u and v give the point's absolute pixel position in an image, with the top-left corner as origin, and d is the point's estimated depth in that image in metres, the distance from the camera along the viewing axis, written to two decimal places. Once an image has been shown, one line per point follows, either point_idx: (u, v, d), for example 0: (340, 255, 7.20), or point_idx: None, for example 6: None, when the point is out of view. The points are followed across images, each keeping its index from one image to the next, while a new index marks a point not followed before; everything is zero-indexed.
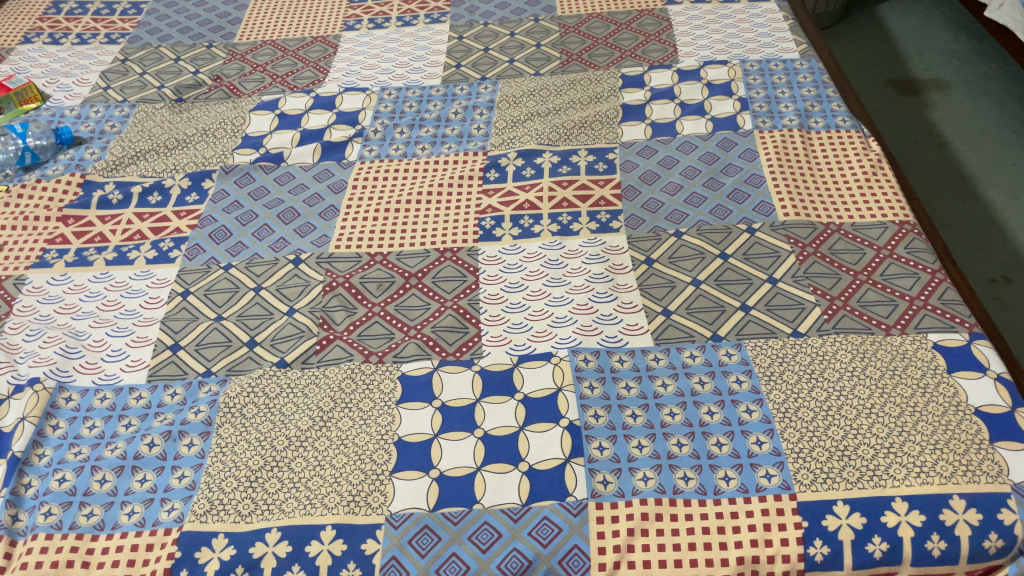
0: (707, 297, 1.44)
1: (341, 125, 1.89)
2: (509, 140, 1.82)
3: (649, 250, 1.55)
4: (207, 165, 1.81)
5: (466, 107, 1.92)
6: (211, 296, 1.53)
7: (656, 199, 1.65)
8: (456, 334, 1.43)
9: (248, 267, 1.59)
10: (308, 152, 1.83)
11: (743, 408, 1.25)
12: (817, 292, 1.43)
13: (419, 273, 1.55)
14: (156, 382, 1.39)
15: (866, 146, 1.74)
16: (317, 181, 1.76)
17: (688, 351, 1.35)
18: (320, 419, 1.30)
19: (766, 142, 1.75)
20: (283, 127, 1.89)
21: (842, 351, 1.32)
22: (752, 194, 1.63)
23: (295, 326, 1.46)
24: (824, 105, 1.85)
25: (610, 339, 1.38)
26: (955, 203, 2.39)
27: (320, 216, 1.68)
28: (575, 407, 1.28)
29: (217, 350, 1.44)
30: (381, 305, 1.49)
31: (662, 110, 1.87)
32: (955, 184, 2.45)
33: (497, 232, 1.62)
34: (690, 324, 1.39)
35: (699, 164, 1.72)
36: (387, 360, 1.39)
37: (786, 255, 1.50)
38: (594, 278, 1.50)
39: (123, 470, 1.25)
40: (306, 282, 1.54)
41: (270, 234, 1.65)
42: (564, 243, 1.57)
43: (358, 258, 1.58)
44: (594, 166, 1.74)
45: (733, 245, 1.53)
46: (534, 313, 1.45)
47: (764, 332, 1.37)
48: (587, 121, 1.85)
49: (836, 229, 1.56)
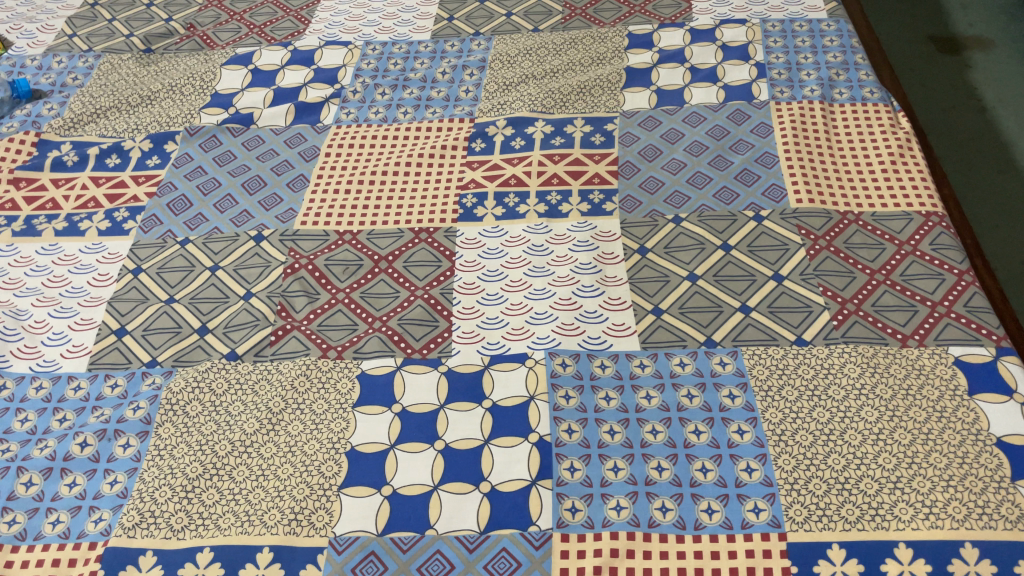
0: (704, 294, 1.29)
1: (318, 84, 1.74)
2: (499, 107, 1.66)
3: (643, 237, 1.40)
4: (172, 126, 1.67)
5: (455, 67, 1.75)
6: (164, 275, 1.41)
7: (655, 178, 1.49)
8: (425, 328, 1.30)
9: (206, 243, 1.46)
10: (281, 114, 1.68)
11: (735, 428, 1.12)
12: (827, 293, 1.28)
13: (389, 256, 1.41)
14: (97, 371, 1.28)
15: (894, 123, 1.56)
16: (287, 146, 1.62)
17: (678, 358, 1.21)
18: (267, 422, 1.19)
19: (783, 116, 1.58)
20: (256, 85, 1.74)
21: (850, 364, 1.18)
22: (763, 176, 1.47)
23: (250, 314, 1.34)
24: (851, 73, 1.67)
25: (593, 340, 1.25)
26: (992, 176, 2.21)
27: (288, 187, 1.54)
28: (547, 419, 1.15)
29: (165, 337, 1.32)
30: (346, 291, 1.36)
31: (669, 75, 1.70)
32: (993, 155, 2.26)
33: (478, 211, 1.47)
34: (681, 326, 1.25)
35: (706, 138, 1.55)
36: (347, 355, 1.27)
37: (795, 248, 1.35)
38: (580, 269, 1.36)
39: (51, 473, 1.15)
40: (267, 263, 1.41)
41: (232, 206, 1.52)
42: (551, 226, 1.43)
43: (325, 236, 1.45)
44: (590, 139, 1.58)
45: (737, 235, 1.38)
46: (511, 306, 1.32)
47: (763, 340, 1.22)
48: (586, 87, 1.68)
49: (854, 219, 1.39)
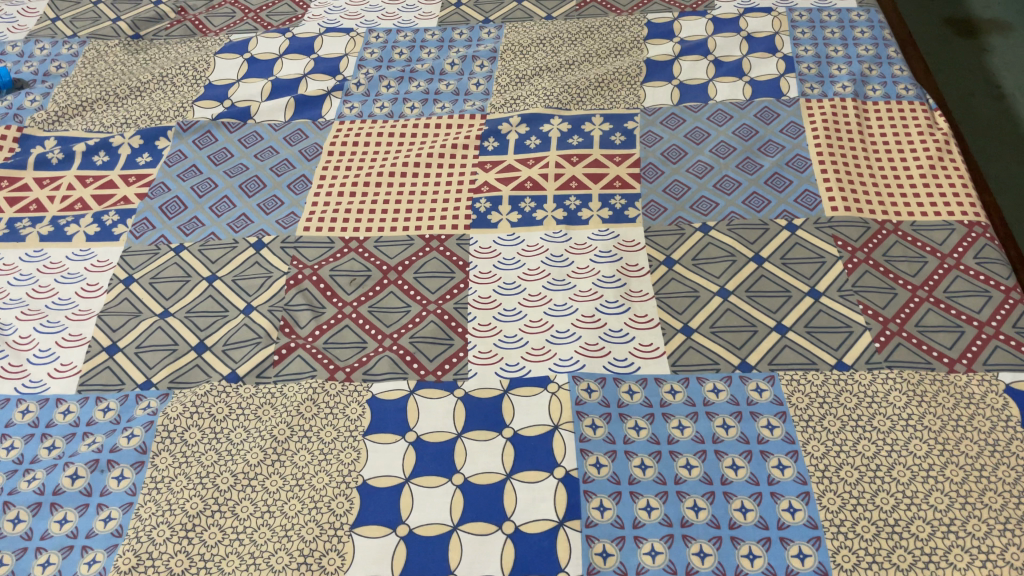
0: (736, 312, 1.21)
1: (319, 75, 1.64)
2: (512, 102, 1.56)
3: (669, 248, 1.32)
4: (163, 121, 1.57)
5: (464, 57, 1.65)
6: (157, 286, 1.32)
7: (681, 182, 1.41)
8: (439, 347, 1.22)
9: (202, 250, 1.37)
10: (280, 108, 1.58)
11: (775, 462, 1.05)
12: (867, 311, 1.20)
13: (399, 266, 1.33)
14: (87, 394, 1.20)
15: (932, 123, 1.48)
16: (287, 144, 1.52)
17: (711, 383, 1.13)
18: (272, 452, 1.11)
19: (814, 115, 1.49)
20: (253, 75, 1.64)
21: (894, 392, 1.11)
22: (795, 181, 1.39)
23: (251, 330, 1.25)
24: (884, 68, 1.58)
25: (619, 362, 1.17)
26: (1013, 166, 2.13)
27: (289, 188, 1.45)
28: (573, 451, 1.07)
29: (159, 355, 1.23)
30: (354, 305, 1.28)
31: (692, 68, 1.60)
32: (1013, 144, 2.18)
33: (492, 217, 1.39)
34: (713, 347, 1.18)
35: (733, 138, 1.46)
36: (356, 377, 1.19)
37: (832, 261, 1.27)
38: (602, 282, 1.28)
39: (40, 509, 1.07)
40: (268, 273, 1.32)
41: (229, 209, 1.42)
42: (570, 234, 1.35)
43: (330, 243, 1.36)
44: (609, 138, 1.49)
45: (769, 246, 1.30)
46: (531, 323, 1.24)
47: (801, 363, 1.15)
48: (603, 81, 1.58)
49: (892, 229, 1.32)
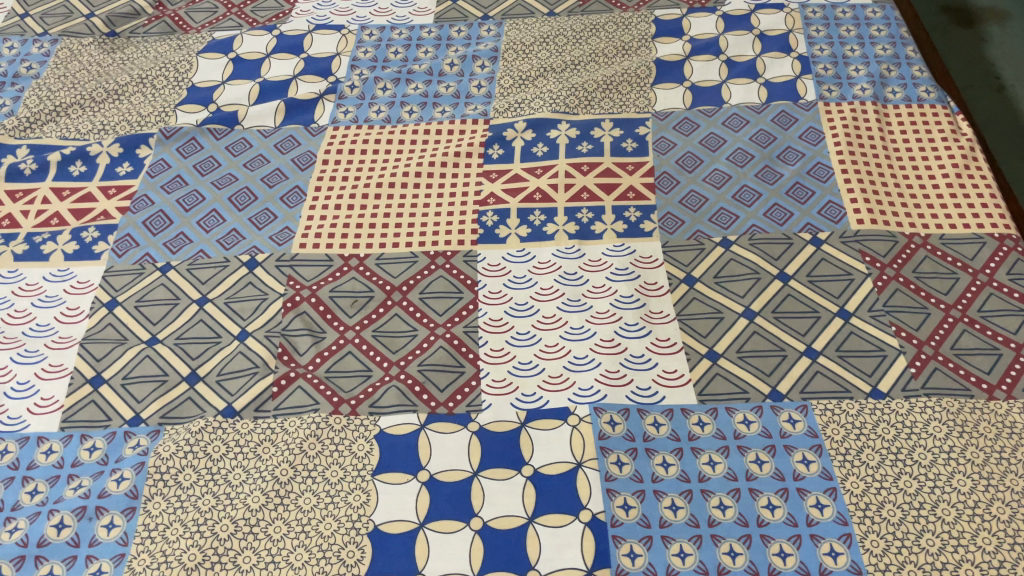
0: (763, 335, 1.15)
1: (310, 77, 1.55)
2: (516, 106, 1.48)
3: (689, 265, 1.25)
4: (144, 127, 1.47)
5: (464, 57, 1.57)
6: (144, 310, 1.23)
7: (698, 192, 1.34)
8: (449, 375, 1.14)
9: (190, 270, 1.28)
10: (270, 113, 1.49)
11: (813, 501, 0.99)
12: (900, 333, 1.15)
13: (403, 286, 1.25)
14: (71, 431, 1.11)
15: (955, 128, 1.42)
16: (278, 152, 1.43)
17: (740, 415, 1.07)
18: (275, 495, 1.03)
19: (834, 119, 1.43)
20: (239, 77, 1.55)
21: (934, 422, 1.05)
22: (817, 191, 1.32)
23: (247, 358, 1.17)
24: (903, 68, 1.52)
25: (642, 391, 1.11)
26: (1017, 159, 2.07)
27: (283, 201, 1.36)
28: (599, 492, 1.01)
29: (149, 387, 1.15)
30: (357, 330, 1.20)
31: (704, 68, 1.53)
32: (1015, 137, 2.12)
33: (500, 232, 1.31)
34: (741, 374, 1.11)
35: (751, 145, 1.40)
36: (362, 410, 1.11)
37: (861, 278, 1.21)
38: (620, 302, 1.21)
39: (24, 563, 0.99)
40: (263, 294, 1.24)
41: (219, 224, 1.33)
42: (584, 250, 1.28)
43: (329, 261, 1.28)
44: (621, 145, 1.41)
45: (794, 262, 1.23)
46: (546, 348, 1.17)
47: (835, 392, 1.09)
48: (611, 83, 1.51)
49: (921, 243, 1.26)
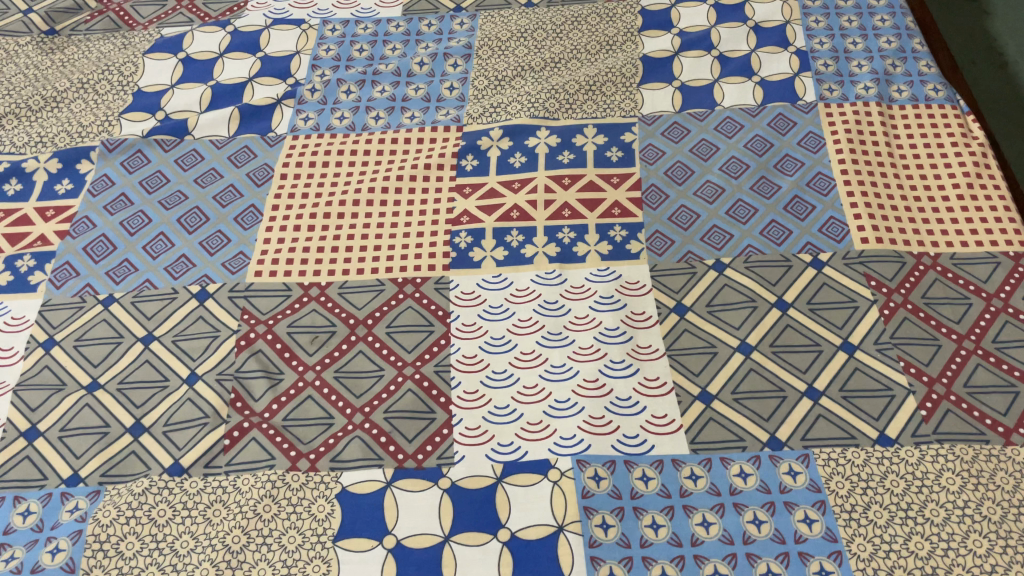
0: (761, 374, 1.06)
1: (268, 79, 1.42)
2: (491, 110, 1.37)
3: (679, 291, 1.15)
4: (85, 138, 1.35)
5: (434, 55, 1.45)
6: (84, 350, 1.13)
7: (688, 209, 1.23)
8: (418, 423, 1.04)
9: (135, 303, 1.17)
10: (223, 121, 1.36)
11: (816, 567, 0.90)
12: (909, 369, 1.05)
13: (368, 319, 1.14)
14: (3, 493, 1.01)
15: (966, 130, 1.31)
16: (232, 165, 1.31)
17: (736, 466, 0.98)
18: (226, 567, 0.94)
19: (835, 123, 1.32)
20: (190, 80, 1.42)
21: (946, 473, 0.96)
22: (818, 205, 1.22)
23: (197, 406, 1.07)
24: (909, 63, 1.40)
25: (629, 440, 1.01)
26: None
27: (237, 222, 1.25)
28: (582, 560, 0.92)
29: (89, 441, 1.05)
30: (317, 371, 1.10)
31: (695, 66, 1.41)
32: None
33: (474, 255, 1.20)
34: (737, 420, 1.02)
35: (745, 153, 1.29)
36: (322, 466, 1.01)
37: (866, 306, 1.11)
38: (605, 336, 1.11)
39: None
40: (215, 331, 1.13)
41: (167, 250, 1.22)
42: (565, 275, 1.18)
43: (287, 292, 1.17)
44: (605, 154, 1.30)
45: (794, 288, 1.13)
46: (524, 390, 1.07)
47: (839, 438, 1.00)
48: (594, 84, 1.39)
49: (930, 264, 1.16)
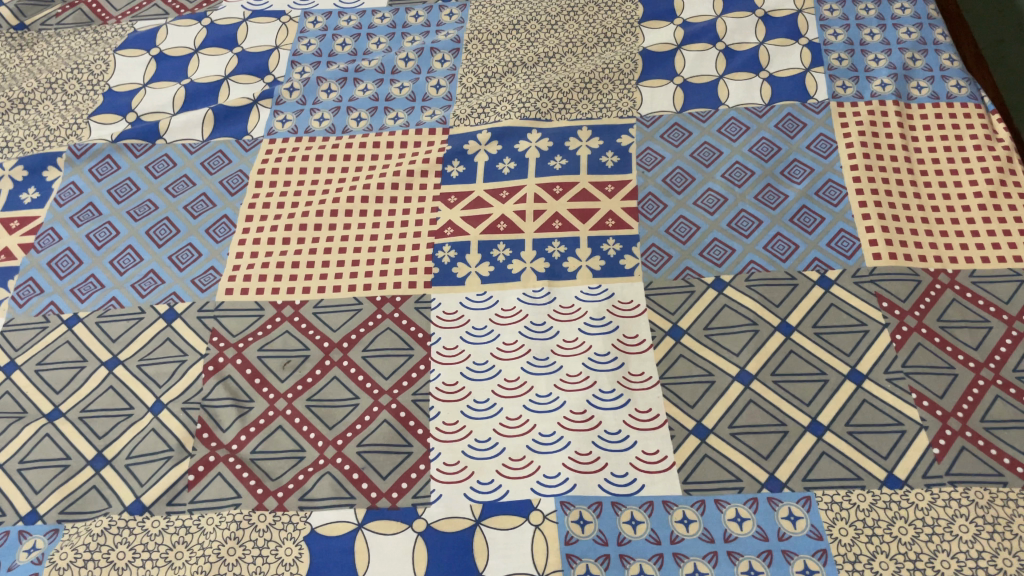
0: (761, 406, 0.98)
1: (245, 77, 1.35)
2: (479, 111, 1.29)
3: (676, 312, 1.07)
4: (52, 143, 1.29)
5: (421, 50, 1.36)
6: (46, 375, 1.07)
7: (687, 220, 1.15)
8: (393, 458, 0.98)
9: (100, 322, 1.11)
10: (196, 123, 1.29)
11: None
12: (922, 401, 0.97)
13: (343, 342, 1.08)
14: None
15: (991, 132, 1.21)
16: (205, 172, 1.24)
17: (732, 510, 0.91)
18: None
19: (848, 124, 1.22)
20: (162, 78, 1.35)
21: (959, 520, 0.89)
22: (828, 217, 1.13)
23: (161, 437, 1.01)
24: (930, 57, 1.30)
25: (618, 479, 0.95)
26: None
27: (209, 234, 1.18)
28: None
29: (48, 475, 1.00)
30: (288, 399, 1.03)
31: (698, 60, 1.32)
32: None
33: (458, 270, 1.13)
34: (733, 457, 0.95)
35: (750, 158, 1.20)
36: (290, 505, 0.95)
37: (876, 330, 1.03)
38: (595, 362, 1.04)
39: None
40: (182, 355, 1.07)
41: (135, 264, 1.16)
42: (554, 293, 1.10)
43: (259, 311, 1.11)
44: (599, 159, 1.22)
45: (799, 310, 1.06)
46: (508, 421, 1.00)
47: (843, 479, 0.93)
48: (590, 81, 1.30)
49: (948, 283, 1.07)
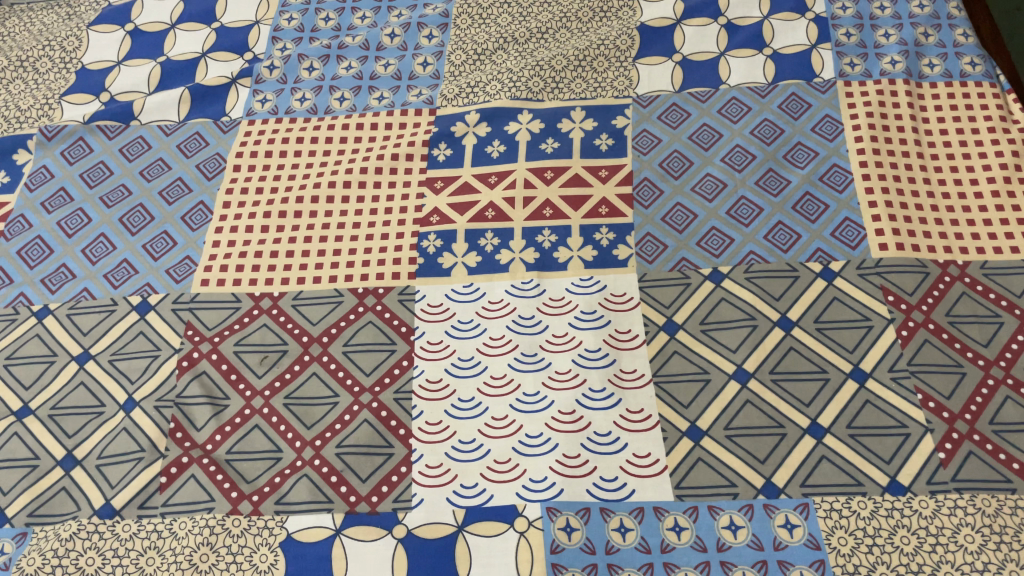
0: (758, 407, 0.94)
1: (223, 54, 1.29)
2: (468, 90, 1.23)
3: (671, 306, 1.02)
4: (22, 124, 1.24)
5: (407, 25, 1.30)
6: (15, 370, 1.03)
7: (685, 208, 1.10)
8: (374, 460, 0.94)
9: (71, 315, 1.07)
10: (172, 103, 1.24)
11: None
12: (928, 402, 0.93)
13: (323, 337, 1.03)
14: None
15: (1006, 113, 1.14)
16: (182, 155, 1.19)
17: (726, 517, 0.87)
18: None
19: (855, 105, 1.16)
20: (138, 56, 1.30)
21: (965, 529, 0.85)
22: (832, 204, 1.08)
23: (133, 437, 0.97)
24: (943, 33, 1.24)
25: (607, 483, 0.90)
26: None
27: (184, 221, 1.13)
28: None
29: (16, 475, 0.96)
30: (266, 397, 0.99)
31: (699, 37, 1.26)
32: None
33: (443, 260, 1.08)
34: (728, 461, 0.91)
35: (751, 141, 1.14)
36: (266, 509, 0.92)
37: (881, 325, 0.98)
38: (585, 358, 0.99)
39: None
40: (155, 350, 1.03)
41: (108, 253, 1.11)
42: (543, 285, 1.05)
43: (236, 304, 1.06)
44: (593, 142, 1.16)
45: (800, 304, 1.00)
46: (493, 421, 0.96)
47: (843, 485, 0.88)
48: (585, 59, 1.24)
49: (957, 275, 1.02)
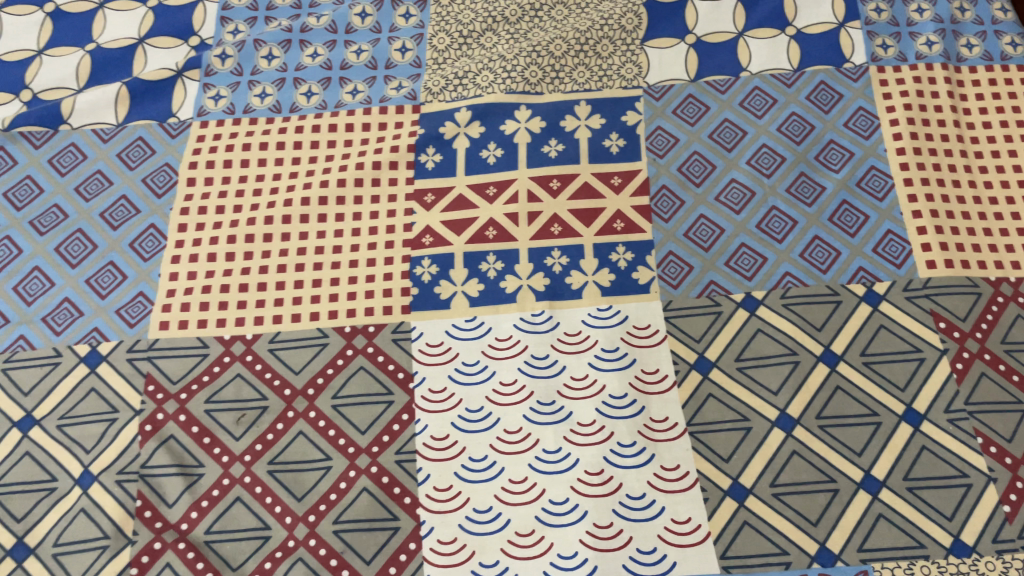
0: (806, 459, 0.84)
1: (165, 41, 1.12)
2: (456, 82, 1.07)
3: (702, 339, 0.91)
4: None
5: (380, 3, 1.14)
6: None
7: (710, 221, 0.97)
8: (378, 536, 0.83)
9: (6, 370, 0.91)
10: (109, 102, 1.06)
11: None
12: (989, 447, 0.84)
13: (308, 388, 0.90)
14: None
15: None
16: (124, 167, 1.02)
17: None
18: None
19: (892, 95, 1.04)
20: (62, 43, 1.11)
21: None
22: (873, 214, 0.97)
23: (93, 519, 0.84)
24: (980, 7, 1.12)
25: (645, 556, 0.81)
26: None
27: (134, 250, 0.97)
28: None
29: None
30: (246, 463, 0.86)
31: (714, 13, 1.12)
32: None
33: (440, 290, 0.95)
34: (778, 524, 0.82)
35: (779, 140, 1.02)
36: None
37: (933, 358, 0.89)
38: (610, 406, 0.88)
39: None
40: (112, 411, 0.89)
41: (45, 291, 0.95)
42: (556, 318, 0.93)
43: (204, 350, 0.92)
44: (603, 143, 1.02)
45: (845, 335, 0.90)
46: (511, 484, 0.85)
47: (904, 547, 0.80)
48: (587, 41, 1.09)
49: (1012, 295, 0.92)
